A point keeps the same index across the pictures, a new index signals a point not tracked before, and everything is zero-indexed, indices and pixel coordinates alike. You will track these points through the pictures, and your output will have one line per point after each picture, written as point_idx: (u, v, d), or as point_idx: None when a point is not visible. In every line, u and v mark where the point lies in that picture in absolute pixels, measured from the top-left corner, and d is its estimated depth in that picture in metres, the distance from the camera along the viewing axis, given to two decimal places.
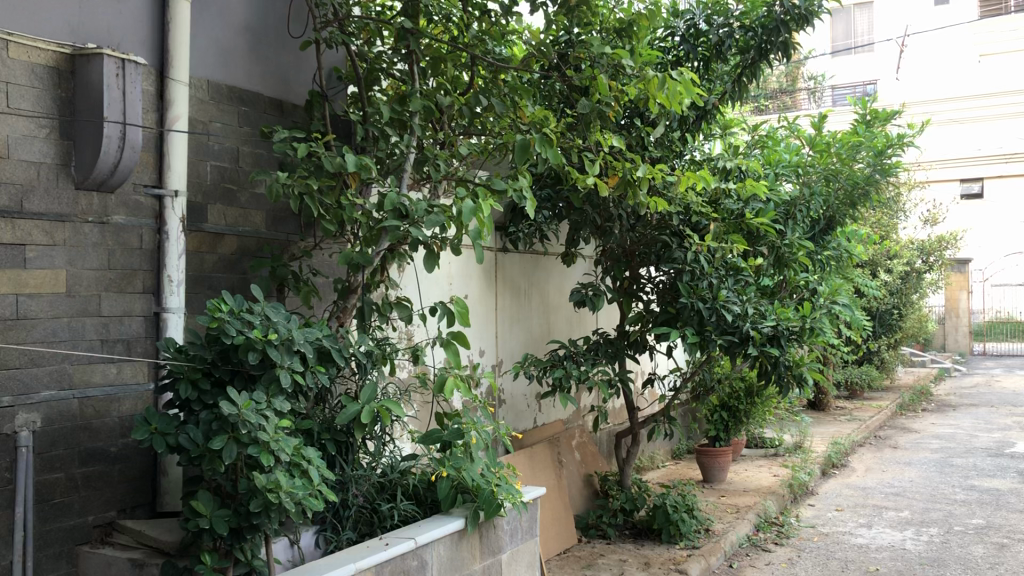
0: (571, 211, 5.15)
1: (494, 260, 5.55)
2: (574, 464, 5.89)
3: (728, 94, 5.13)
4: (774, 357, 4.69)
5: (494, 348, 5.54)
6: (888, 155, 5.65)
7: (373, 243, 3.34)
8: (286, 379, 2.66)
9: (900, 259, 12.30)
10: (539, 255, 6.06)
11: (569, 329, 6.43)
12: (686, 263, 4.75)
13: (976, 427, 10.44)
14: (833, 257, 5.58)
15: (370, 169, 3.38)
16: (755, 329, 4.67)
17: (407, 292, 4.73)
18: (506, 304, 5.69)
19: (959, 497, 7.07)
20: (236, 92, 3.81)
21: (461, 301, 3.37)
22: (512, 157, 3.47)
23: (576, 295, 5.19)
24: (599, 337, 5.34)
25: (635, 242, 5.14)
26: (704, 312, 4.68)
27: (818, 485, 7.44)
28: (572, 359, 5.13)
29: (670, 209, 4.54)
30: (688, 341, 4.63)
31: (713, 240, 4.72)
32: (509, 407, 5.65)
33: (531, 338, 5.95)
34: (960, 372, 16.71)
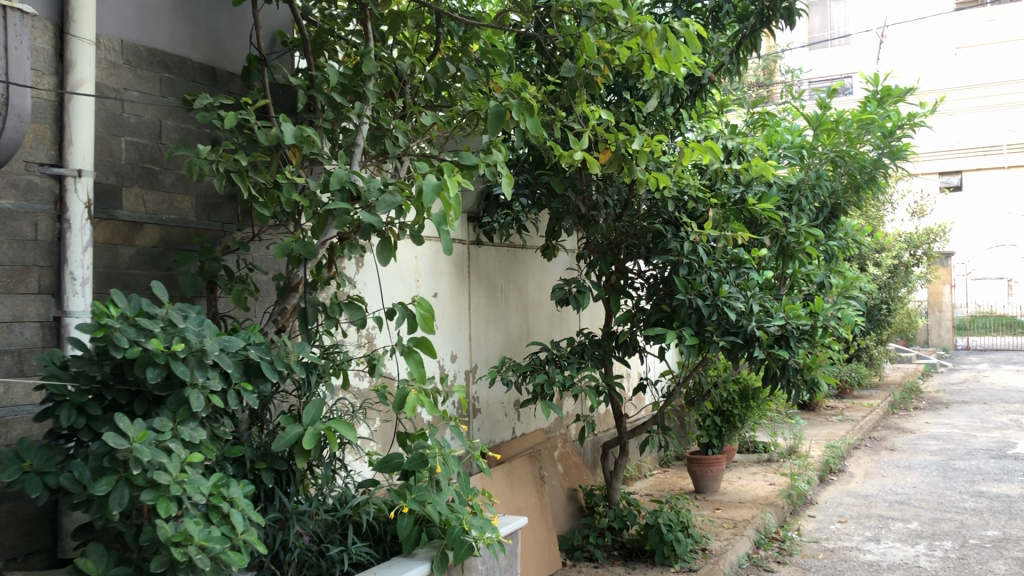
0: (553, 197, 4.62)
1: (466, 253, 5.01)
2: (556, 478, 5.35)
3: (725, 68, 4.59)
4: (783, 360, 4.15)
5: (468, 353, 5.00)
6: (898, 136, 5.15)
7: (318, 232, 2.79)
8: (198, 403, 2.07)
9: (888, 253, 11.87)
10: (516, 248, 5.52)
11: (552, 328, 5.89)
12: (682, 254, 4.21)
13: (973, 427, 9.99)
14: (840, 248, 5.06)
15: (313, 142, 2.80)
16: (762, 328, 4.12)
17: (366, 290, 4.18)
18: (481, 302, 5.15)
19: (968, 505, 6.59)
20: (157, 55, 3.22)
21: (425, 300, 2.80)
22: (484, 127, 2.84)
23: (558, 293, 4.64)
24: (584, 338, 4.80)
25: (622, 234, 4.70)
26: (704, 310, 4.11)
27: (816, 494, 6.93)
28: (554, 364, 4.58)
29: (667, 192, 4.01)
30: (687, 343, 4.08)
31: (712, 228, 4.17)
32: (484, 417, 5.11)
33: (509, 340, 5.40)
34: (946, 368, 16.35)
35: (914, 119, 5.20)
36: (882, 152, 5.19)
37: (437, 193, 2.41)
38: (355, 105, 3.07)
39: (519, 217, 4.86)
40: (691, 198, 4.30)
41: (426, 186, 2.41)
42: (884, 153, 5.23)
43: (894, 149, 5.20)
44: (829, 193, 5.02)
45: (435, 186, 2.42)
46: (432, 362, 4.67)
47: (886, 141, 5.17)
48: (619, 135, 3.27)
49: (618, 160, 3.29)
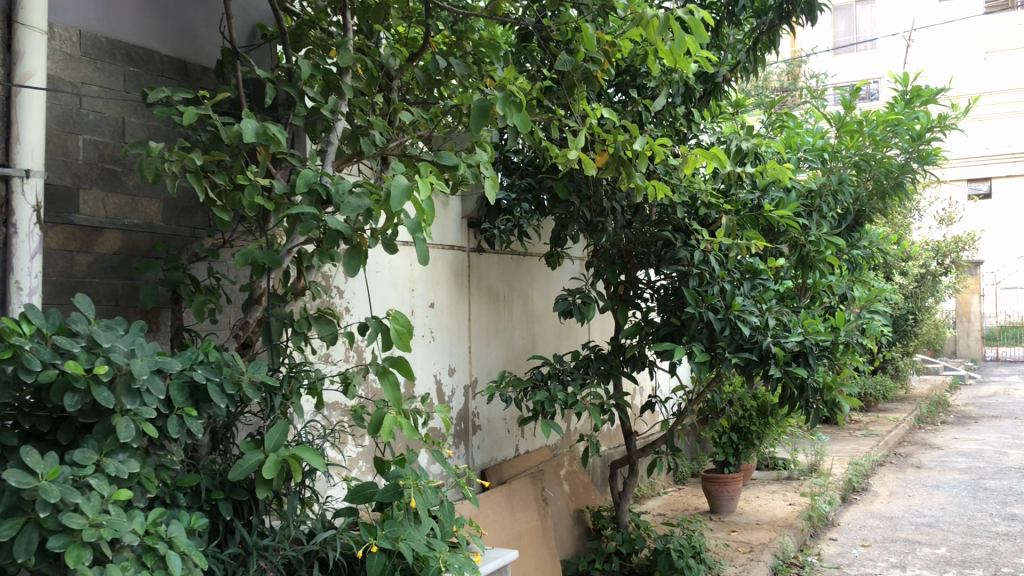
0: (557, 203, 4.39)
1: (466, 259, 4.76)
2: (561, 499, 5.07)
3: (741, 66, 4.29)
4: (801, 379, 3.83)
5: (468, 366, 4.74)
6: (927, 139, 4.84)
7: (283, 239, 2.55)
8: (125, 432, 1.84)
9: (915, 262, 11.49)
10: (520, 255, 5.25)
11: (559, 340, 5.63)
12: (692, 264, 3.92)
13: (1004, 443, 9.60)
14: (864, 257, 4.75)
15: (278, 140, 2.56)
16: (778, 344, 3.81)
17: (355, 300, 3.94)
18: (482, 312, 4.89)
19: (1000, 530, 6.24)
20: (121, 47, 2.98)
21: (401, 315, 2.55)
22: (467, 124, 2.58)
23: (561, 304, 4.37)
24: (590, 351, 4.52)
25: (631, 241, 4.49)
26: (716, 325, 3.80)
27: (838, 515, 6.60)
28: (557, 380, 4.29)
29: (674, 197, 3.74)
30: (696, 360, 3.78)
31: (725, 236, 3.88)
32: (485, 434, 4.84)
33: (512, 352, 5.14)
34: (974, 380, 15.90)
35: (944, 122, 4.88)
36: (909, 156, 4.88)
37: (406, 194, 2.16)
38: (328, 100, 2.81)
39: (521, 224, 4.61)
40: (703, 204, 4.01)
41: (394, 186, 2.16)
42: (912, 158, 4.91)
43: (922, 153, 4.89)
44: (852, 200, 4.72)
45: (404, 186, 2.17)
46: (428, 375, 4.42)
47: (914, 145, 4.86)
48: (619, 136, 2.95)
49: (617, 163, 2.97)
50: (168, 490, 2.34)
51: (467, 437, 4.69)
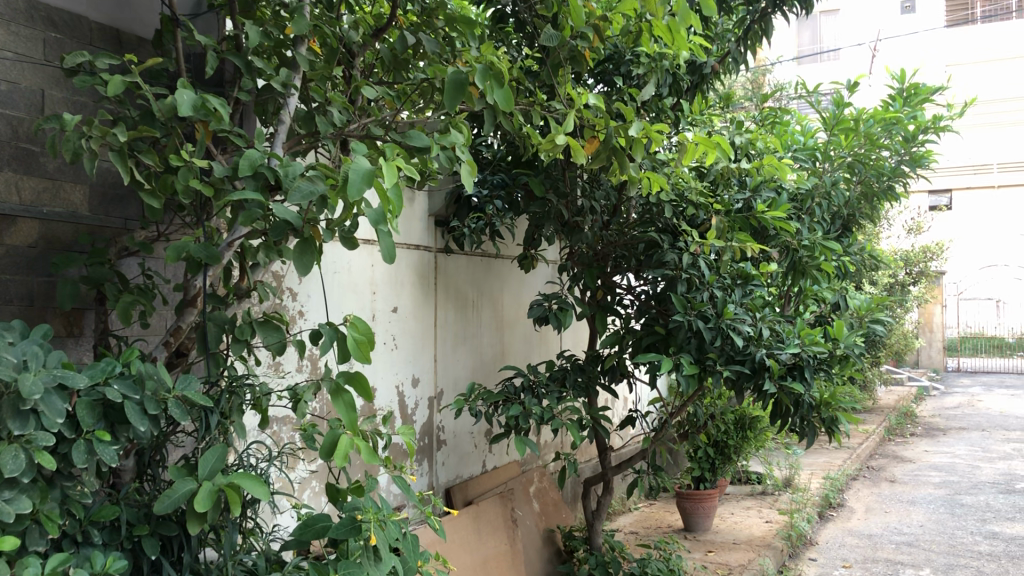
0: (532, 201, 4.11)
1: (433, 260, 4.42)
2: (531, 518, 4.73)
3: (730, 57, 3.93)
4: (797, 395, 3.51)
5: (433, 377, 4.40)
6: (920, 141, 4.59)
7: (224, 230, 2.18)
8: (9, 468, 1.49)
9: (885, 272, 11.33)
10: (490, 258, 4.91)
11: (530, 349, 5.29)
12: (681, 268, 3.61)
13: (975, 457, 9.44)
14: (855, 264, 4.48)
15: (221, 116, 2.19)
16: (773, 356, 3.49)
17: (311, 303, 3.58)
18: (449, 318, 4.54)
19: (983, 550, 6.01)
20: (42, 9, 2.58)
21: (361, 322, 2.18)
22: (442, 102, 2.24)
23: (536, 310, 4.02)
24: (566, 362, 4.19)
25: (610, 244, 4.26)
26: (706, 334, 3.49)
27: (817, 533, 6.33)
28: (530, 392, 3.95)
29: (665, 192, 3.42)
30: (685, 373, 3.45)
31: (716, 238, 3.57)
32: (450, 450, 4.50)
33: (480, 361, 4.80)
34: (939, 391, 15.83)
35: (940, 122, 4.63)
36: (901, 158, 4.63)
37: (368, 179, 1.77)
38: (280, 72, 2.44)
39: (494, 222, 4.29)
40: (691, 203, 3.71)
41: (353, 169, 1.76)
42: (904, 160, 4.65)
43: (915, 155, 4.64)
44: (844, 203, 4.44)
45: (366, 170, 1.78)
46: (390, 387, 4.06)
47: (907, 146, 4.60)
48: (610, 120, 2.60)
49: (608, 152, 2.61)
50: (79, 526, 1.95)
51: (431, 454, 4.34)
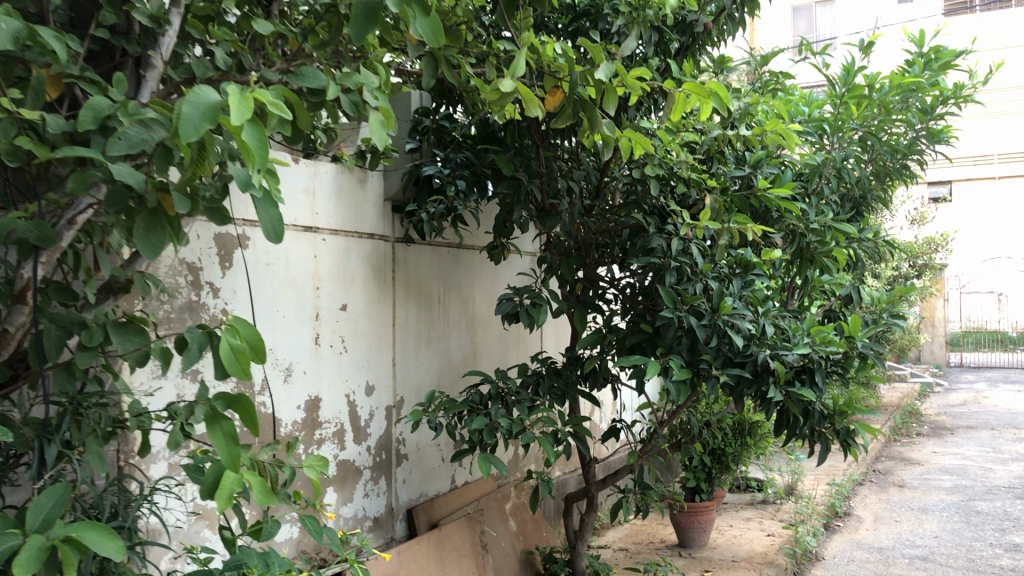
0: (501, 181, 3.63)
1: (392, 252, 3.91)
2: (507, 539, 4.23)
3: (727, 12, 3.40)
4: (806, 402, 2.99)
5: (392, 383, 3.90)
6: (939, 112, 4.08)
7: (67, 206, 1.65)
8: None
9: (888, 264, 10.80)
10: (460, 249, 4.40)
11: (506, 351, 4.78)
12: (669, 256, 3.07)
13: (985, 458, 8.93)
14: (868, 252, 3.96)
15: (59, 52, 1.65)
16: (778, 358, 2.97)
17: (237, 299, 3.08)
18: (411, 317, 4.03)
19: (1005, 565, 5.50)
20: None
21: (242, 326, 1.68)
22: (352, 35, 1.69)
23: (504, 307, 3.48)
24: (541, 365, 3.66)
25: (592, 231, 3.78)
26: (699, 333, 2.95)
27: (824, 546, 5.80)
28: (499, 402, 3.40)
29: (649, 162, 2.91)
30: (676, 378, 2.91)
31: (710, 219, 3.06)
32: (412, 465, 4.00)
33: (449, 365, 4.29)
34: (942, 388, 15.31)
35: (963, 91, 4.12)
36: (918, 133, 4.13)
37: (211, 115, 1.32)
38: (153, 5, 1.93)
39: (455, 206, 3.65)
40: (681, 180, 3.20)
41: (190, 103, 1.31)
42: (922, 134, 4.15)
43: (934, 129, 4.14)
44: (856, 182, 3.93)
45: (210, 104, 1.33)
46: (338, 396, 3.57)
47: (926, 118, 4.08)
48: (575, 66, 2.12)
49: (574, 106, 2.13)
50: None
51: (389, 470, 3.85)
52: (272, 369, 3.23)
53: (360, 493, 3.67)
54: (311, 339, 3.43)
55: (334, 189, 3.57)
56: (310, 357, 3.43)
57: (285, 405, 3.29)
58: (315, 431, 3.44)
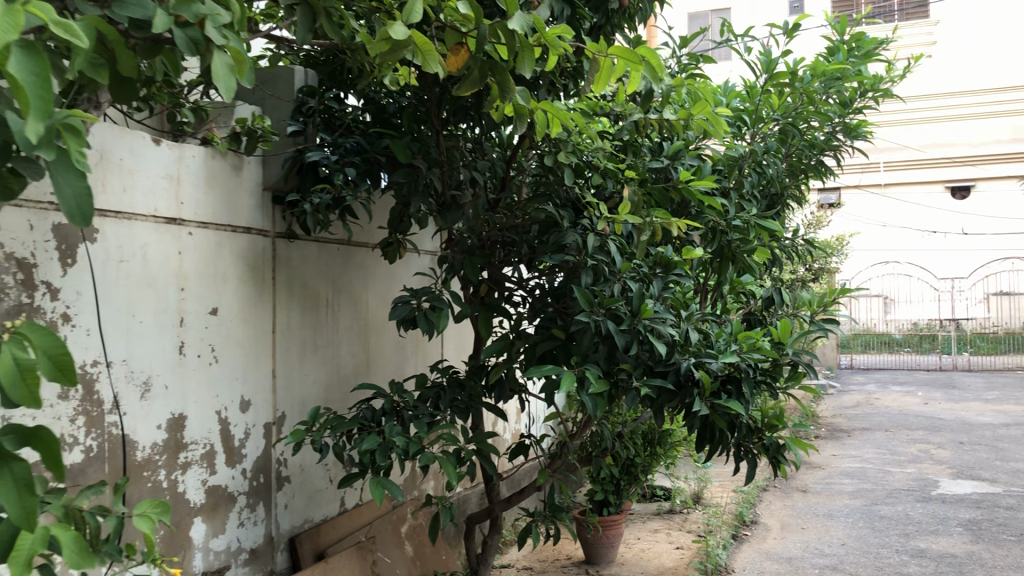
0: (396, 169, 3.25)
1: (272, 249, 3.48)
2: (403, 565, 3.85)
3: None
4: (733, 416, 2.67)
5: (272, 397, 3.47)
6: (855, 103, 3.89)
7: None
8: None
9: (787, 267, 10.83)
10: (351, 247, 3.99)
11: (402, 359, 4.39)
12: (584, 254, 2.74)
13: (883, 460, 8.96)
14: (787, 250, 3.73)
15: None
16: (702, 367, 2.67)
17: (81, 301, 2.61)
18: (294, 322, 3.61)
19: (913, 571, 5.38)
20: None
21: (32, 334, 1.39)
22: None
23: (399, 311, 3.07)
24: (440, 376, 3.28)
25: (497, 228, 3.43)
26: (618, 340, 2.62)
27: (733, 558, 5.59)
28: (392, 419, 3.01)
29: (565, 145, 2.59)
30: (592, 391, 2.56)
31: (630, 212, 2.75)
32: (295, 488, 3.58)
33: (338, 375, 3.88)
34: (835, 390, 15.56)
35: (882, 84, 3.95)
36: (835, 127, 3.93)
37: None
38: None
39: (344, 196, 3.25)
40: (596, 170, 2.89)
41: None
42: (838, 128, 3.96)
43: (851, 123, 3.95)
44: (775, 177, 3.69)
45: None
46: (207, 413, 3.12)
47: (844, 110, 3.89)
48: (481, 19, 1.77)
49: (480, 69, 1.77)
50: None
51: (268, 495, 3.42)
52: (126, 383, 2.77)
53: (235, 523, 3.24)
54: (174, 348, 2.98)
55: (202, 177, 3.13)
56: (173, 368, 2.97)
57: (142, 425, 2.83)
58: (180, 455, 2.99)
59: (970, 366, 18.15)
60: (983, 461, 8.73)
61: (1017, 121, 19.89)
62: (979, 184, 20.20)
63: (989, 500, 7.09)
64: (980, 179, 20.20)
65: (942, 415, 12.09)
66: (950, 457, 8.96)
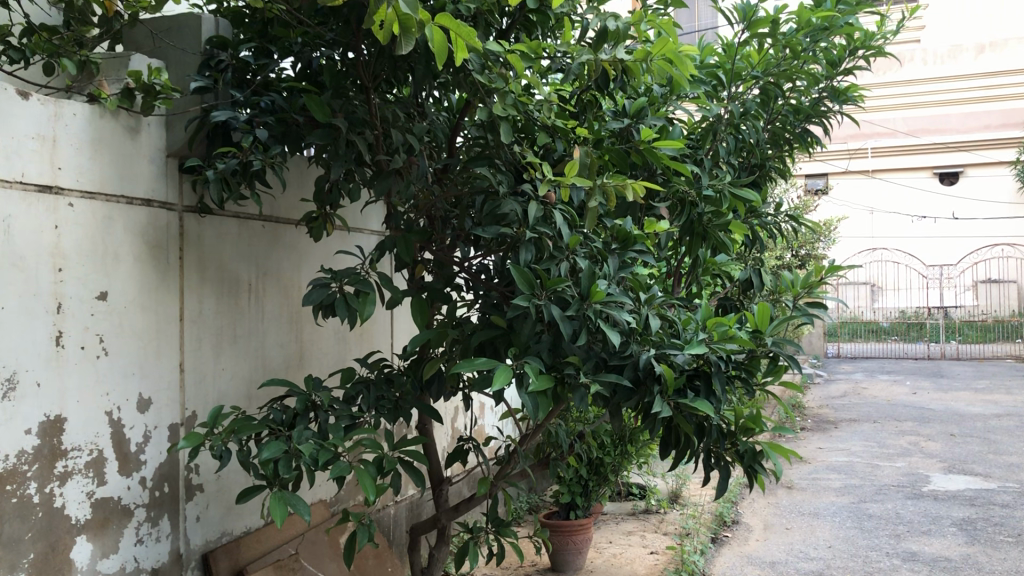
0: (316, 130, 2.80)
1: (179, 224, 3.03)
2: None
3: None
4: (701, 417, 2.25)
5: (178, 395, 3.03)
6: (844, 64, 3.47)
7: None
8: None
9: (774, 253, 10.43)
10: (280, 223, 3.55)
11: (341, 351, 3.97)
12: (526, 225, 2.32)
13: (871, 454, 8.58)
14: (767, 226, 3.30)
15: None
16: (666, 360, 2.25)
17: None
18: (208, 308, 3.17)
19: None
20: None
21: None
22: None
23: (315, 295, 2.63)
24: (369, 370, 2.85)
25: (436, 199, 3.01)
26: (564, 329, 2.14)
27: (712, 563, 5.18)
28: (306, 422, 2.57)
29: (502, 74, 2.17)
30: (532, 389, 2.10)
31: (580, 174, 2.34)
32: (208, 498, 3.14)
33: (263, 367, 3.45)
34: (822, 380, 15.19)
35: (876, 43, 3.53)
36: (821, 92, 3.52)
37: None
38: None
39: (251, 160, 2.74)
40: (543, 128, 2.48)
41: None
42: (824, 92, 3.54)
43: (839, 88, 3.53)
44: (753, 144, 3.28)
45: None
46: (94, 414, 2.68)
47: (833, 71, 3.46)
48: None
49: None
50: None
51: (175, 507, 2.98)
52: None
53: (133, 540, 2.80)
54: (50, 339, 2.53)
55: (88, 139, 2.68)
56: (49, 363, 2.53)
57: (4, 431, 2.37)
58: (57, 464, 2.54)
59: (957, 354, 17.84)
60: (975, 454, 8.36)
61: (1007, 106, 19.55)
62: (969, 170, 19.86)
63: (983, 497, 6.72)
64: (969, 165, 19.87)
65: (931, 405, 11.74)
66: (940, 450, 8.59)
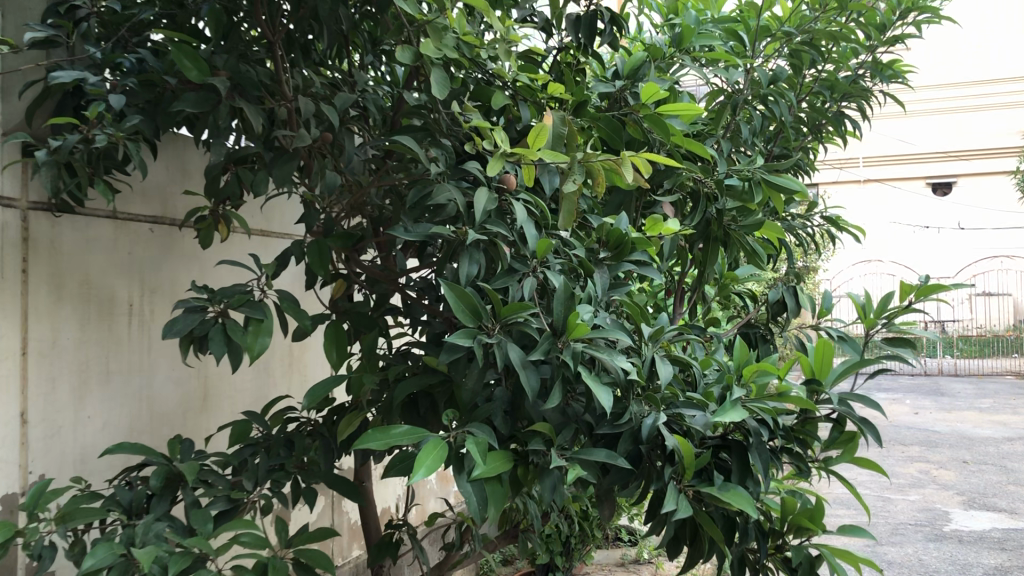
0: (191, 93, 2.02)
1: (20, 225, 2.26)
2: None
3: None
4: (731, 511, 1.50)
5: (18, 456, 2.24)
6: (889, 26, 2.74)
7: None
8: None
9: None
10: (174, 226, 2.78)
11: (261, 386, 3.21)
12: (473, 224, 1.55)
13: (881, 485, 7.85)
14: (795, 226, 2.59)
15: None
16: (679, 427, 1.50)
17: None
18: (67, 337, 2.40)
19: None
20: None
21: None
22: None
23: (179, 324, 1.84)
24: (265, 426, 2.07)
25: (362, 194, 2.25)
26: (525, 382, 1.39)
27: None
28: (163, 507, 1.78)
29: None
30: (476, 475, 1.35)
31: (555, 143, 1.58)
32: None
33: (150, 410, 2.68)
34: None
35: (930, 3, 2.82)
36: (861, 65, 2.78)
37: None
38: None
39: (96, 135, 1.94)
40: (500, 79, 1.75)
41: None
42: (865, 66, 2.82)
43: (883, 60, 2.80)
44: (781, 125, 2.54)
45: None
46: None
47: (878, 37, 2.73)
48: None
49: None
50: None
51: None
52: None
53: None
54: None
55: None
56: None
57: None
58: None
59: (956, 371, 17.20)
60: (994, 486, 7.65)
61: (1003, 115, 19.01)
62: (962, 180, 19.32)
63: (1013, 540, 5.99)
64: (963, 175, 19.32)
65: (936, 428, 11.01)
66: (956, 482, 7.86)
